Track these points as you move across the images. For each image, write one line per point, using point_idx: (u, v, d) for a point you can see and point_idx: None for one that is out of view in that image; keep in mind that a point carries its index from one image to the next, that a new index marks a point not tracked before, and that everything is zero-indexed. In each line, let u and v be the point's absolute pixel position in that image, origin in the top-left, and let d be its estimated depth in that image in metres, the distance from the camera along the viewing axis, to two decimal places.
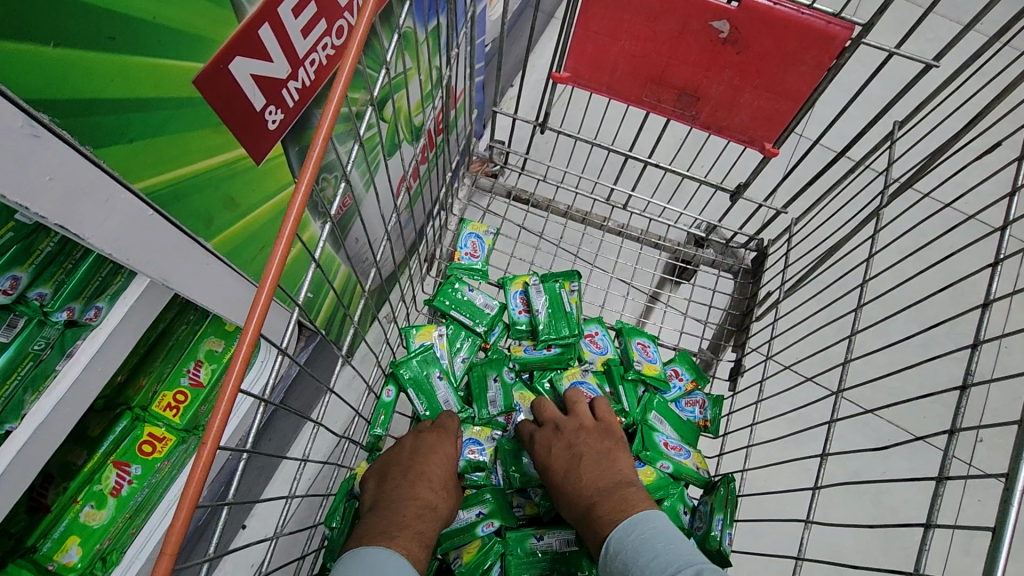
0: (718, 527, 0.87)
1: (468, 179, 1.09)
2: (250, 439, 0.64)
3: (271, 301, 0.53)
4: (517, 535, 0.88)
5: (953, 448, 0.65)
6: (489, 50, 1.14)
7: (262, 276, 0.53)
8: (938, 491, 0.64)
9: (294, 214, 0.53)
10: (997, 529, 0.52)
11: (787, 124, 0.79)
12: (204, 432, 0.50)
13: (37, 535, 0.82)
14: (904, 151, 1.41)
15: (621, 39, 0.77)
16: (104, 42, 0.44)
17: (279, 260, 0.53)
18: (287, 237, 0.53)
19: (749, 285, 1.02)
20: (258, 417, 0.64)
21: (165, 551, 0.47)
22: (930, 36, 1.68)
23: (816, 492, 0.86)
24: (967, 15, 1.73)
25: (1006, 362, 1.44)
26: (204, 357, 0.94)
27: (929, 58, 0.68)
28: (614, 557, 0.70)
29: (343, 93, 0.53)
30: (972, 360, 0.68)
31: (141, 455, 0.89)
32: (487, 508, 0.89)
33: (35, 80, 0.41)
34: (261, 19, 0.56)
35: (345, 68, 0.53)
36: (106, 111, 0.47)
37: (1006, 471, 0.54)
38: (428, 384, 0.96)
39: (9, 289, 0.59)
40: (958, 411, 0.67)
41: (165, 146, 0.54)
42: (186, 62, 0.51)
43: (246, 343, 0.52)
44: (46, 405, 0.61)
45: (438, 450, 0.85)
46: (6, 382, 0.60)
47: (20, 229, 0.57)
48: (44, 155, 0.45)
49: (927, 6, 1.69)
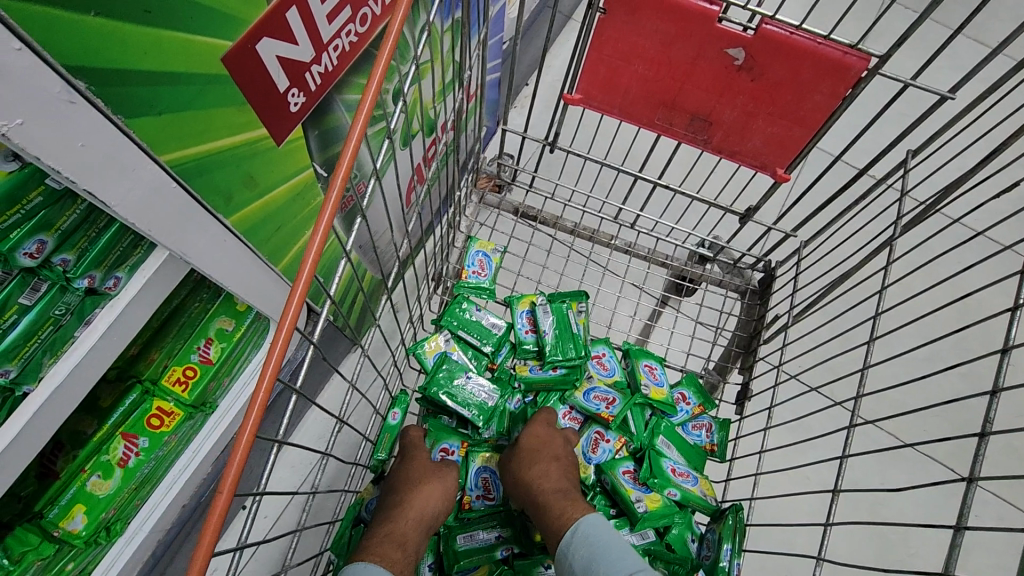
0: (727, 557, 0.81)
1: (475, 196, 1.08)
2: (265, 476, 0.60)
3: (305, 299, 0.55)
4: (527, 563, 0.85)
5: (973, 495, 0.58)
6: (506, 48, 1.19)
7: (298, 271, 0.55)
8: (956, 542, 0.57)
9: (330, 208, 0.56)
10: None
11: (799, 151, 0.80)
12: (234, 441, 0.51)
13: (44, 502, 0.84)
14: (927, 176, 1.39)
15: (634, 62, 0.78)
16: (141, 15, 0.48)
17: (314, 253, 0.56)
18: (325, 224, 0.56)
19: (756, 306, 1.01)
20: (271, 457, 0.61)
21: (195, 558, 0.47)
22: (957, 58, 1.66)
23: (828, 522, 0.74)
24: (994, 38, 1.71)
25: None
26: (214, 335, 0.97)
27: (945, 90, 0.68)
28: (577, 553, 0.71)
29: (378, 88, 0.57)
30: (991, 407, 0.62)
31: (149, 428, 0.92)
32: (506, 531, 0.88)
33: (76, 46, 0.45)
34: (289, 3, 0.60)
35: (379, 64, 0.58)
36: (134, 83, 0.50)
37: None
38: (460, 390, 0.94)
39: (34, 252, 0.58)
40: (977, 459, 0.60)
41: (190, 120, 0.58)
42: (216, 40, 0.56)
43: (285, 331, 0.54)
44: (61, 371, 0.64)
45: (411, 450, 0.85)
46: (27, 345, 0.62)
47: (49, 193, 0.56)
48: (80, 122, 0.47)
49: (954, 27, 1.69)
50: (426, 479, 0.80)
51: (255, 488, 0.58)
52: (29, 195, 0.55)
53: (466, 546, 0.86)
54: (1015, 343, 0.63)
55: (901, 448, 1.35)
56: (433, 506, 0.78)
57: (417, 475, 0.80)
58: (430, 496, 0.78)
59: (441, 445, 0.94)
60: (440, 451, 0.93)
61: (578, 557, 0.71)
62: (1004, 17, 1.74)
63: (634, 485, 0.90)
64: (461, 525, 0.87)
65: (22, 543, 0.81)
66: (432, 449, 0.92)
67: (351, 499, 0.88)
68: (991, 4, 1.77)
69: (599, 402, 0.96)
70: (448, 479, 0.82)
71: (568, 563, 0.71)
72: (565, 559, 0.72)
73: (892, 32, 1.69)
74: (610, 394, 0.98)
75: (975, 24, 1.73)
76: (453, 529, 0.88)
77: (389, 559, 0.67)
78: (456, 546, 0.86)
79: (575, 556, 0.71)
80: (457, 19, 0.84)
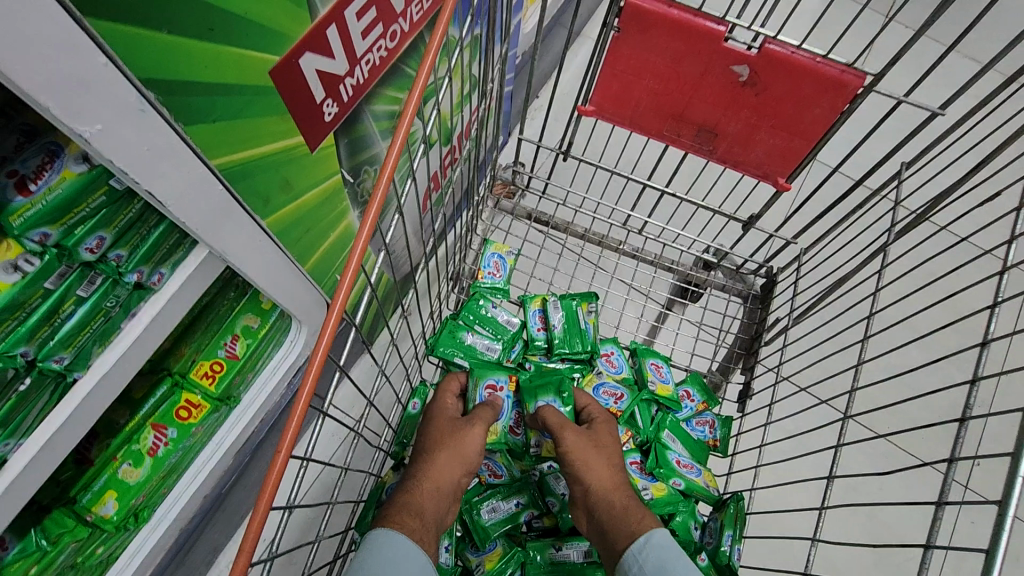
0: (729, 543, 0.85)
1: (490, 201, 1.13)
2: (309, 446, 0.69)
3: (348, 301, 0.63)
4: (537, 543, 0.90)
5: (953, 474, 0.62)
6: (521, 61, 1.26)
7: (342, 275, 0.63)
8: (937, 515, 0.61)
9: (372, 216, 0.63)
10: (989, 551, 0.53)
11: (799, 162, 0.85)
12: (279, 441, 0.58)
13: (78, 487, 0.89)
14: (918, 187, 1.45)
15: (645, 78, 0.83)
16: (206, 33, 0.53)
17: (357, 258, 0.63)
18: (366, 236, 0.63)
19: (758, 310, 1.05)
20: (316, 430, 0.70)
21: (244, 545, 0.53)
22: (949, 72, 1.72)
23: (823, 507, 0.76)
24: (986, 54, 1.77)
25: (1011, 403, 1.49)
26: (241, 332, 1.01)
27: (935, 106, 0.72)
28: (648, 556, 0.70)
29: (417, 106, 0.65)
30: (971, 397, 0.65)
31: (177, 419, 0.97)
32: (524, 499, 0.94)
33: (148, 60, 0.50)
34: (329, 21, 0.67)
35: (418, 84, 0.66)
36: (196, 94, 0.56)
37: (1000, 496, 0.55)
38: (464, 343, 0.99)
39: (94, 249, 0.62)
40: (957, 441, 0.64)
41: (238, 128, 0.63)
42: (266, 55, 0.61)
43: (328, 332, 0.62)
44: (108, 360, 0.69)
45: (431, 417, 0.88)
46: (80, 336, 0.65)
47: (112, 193, 0.61)
48: (147, 128, 0.52)
49: (948, 44, 1.74)
50: (442, 448, 0.81)
51: (302, 456, 0.67)
52: (92, 196, 0.59)
53: (490, 519, 0.91)
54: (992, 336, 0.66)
55: (876, 438, 1.42)
56: (448, 474, 0.79)
57: (434, 445, 0.82)
58: (447, 465, 0.79)
59: (486, 382, 0.95)
60: (485, 388, 0.95)
61: (650, 559, 0.70)
62: (1000, 37, 1.81)
63: (640, 475, 0.95)
64: (483, 500, 0.92)
65: (59, 526, 0.85)
66: (477, 387, 0.94)
67: (375, 483, 0.92)
68: (984, 21, 1.83)
69: (607, 398, 1.01)
70: (466, 443, 0.83)
71: (636, 564, 0.70)
72: (633, 560, 0.71)
73: (886, 48, 1.75)
74: (619, 392, 1.03)
75: (969, 41, 1.79)
76: (475, 502, 0.91)
77: (407, 525, 0.69)
78: (483, 522, 0.90)
79: (647, 556, 0.70)
80: (478, 35, 0.89)
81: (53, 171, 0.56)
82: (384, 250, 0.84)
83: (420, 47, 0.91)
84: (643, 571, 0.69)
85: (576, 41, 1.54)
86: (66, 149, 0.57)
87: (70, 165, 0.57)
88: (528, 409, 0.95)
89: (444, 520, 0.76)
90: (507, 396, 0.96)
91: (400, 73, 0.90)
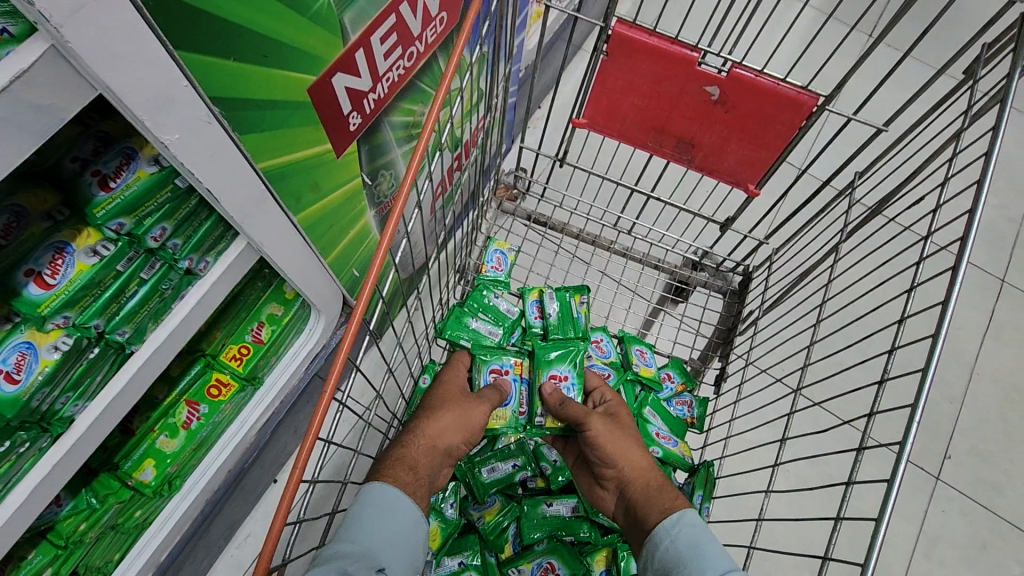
0: (698, 501, 0.99)
1: (494, 203, 1.24)
2: (346, 389, 0.85)
3: (379, 275, 0.74)
4: (532, 500, 1.03)
5: (870, 429, 0.70)
6: (524, 75, 1.37)
7: (374, 253, 0.74)
8: (856, 458, 0.69)
9: (399, 207, 0.75)
10: (890, 481, 0.63)
11: (766, 170, 0.96)
12: (325, 380, 0.67)
13: (121, 455, 0.99)
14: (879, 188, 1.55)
15: (631, 95, 0.94)
16: (260, 58, 0.65)
17: (386, 242, 0.74)
18: (394, 224, 0.75)
19: (735, 304, 1.15)
20: (351, 379, 0.87)
21: (297, 462, 0.62)
22: (908, 79, 1.83)
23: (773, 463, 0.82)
24: (939, 59, 1.88)
25: (973, 395, 1.59)
26: (266, 319, 1.12)
27: (880, 125, 0.87)
28: (680, 532, 0.71)
29: (437, 119, 0.77)
30: (889, 362, 0.71)
31: (209, 396, 1.07)
32: (520, 460, 1.04)
33: (216, 81, 0.61)
34: (357, 47, 0.78)
35: (436, 102, 0.78)
36: (249, 108, 0.67)
37: (900, 440, 0.65)
38: (468, 328, 1.09)
39: (158, 237, 0.73)
40: (876, 399, 0.70)
41: (280, 136, 0.74)
42: (305, 75, 0.72)
43: (354, 321, 0.71)
44: (159, 336, 0.76)
45: (441, 383, 0.98)
46: (138, 315, 0.76)
47: (176, 190, 0.73)
48: (212, 138, 0.63)
49: (904, 50, 1.86)
50: (447, 411, 0.90)
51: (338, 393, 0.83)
52: (160, 193, 0.71)
53: (490, 477, 1.02)
54: (910, 314, 0.70)
55: (831, 420, 1.34)
56: (446, 436, 0.87)
57: (439, 409, 0.91)
58: (444, 429, 0.88)
59: (492, 366, 1.06)
60: (489, 372, 1.06)
61: (681, 537, 0.70)
62: (957, 44, 1.91)
63: None
64: (484, 460, 1.03)
65: (105, 487, 0.96)
66: (483, 371, 1.05)
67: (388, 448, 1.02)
68: (939, 24, 1.93)
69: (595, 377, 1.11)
70: (471, 413, 0.92)
71: (669, 538, 0.71)
72: (665, 534, 0.72)
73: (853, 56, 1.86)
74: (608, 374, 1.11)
75: (923, 46, 1.89)
76: (477, 462, 1.02)
77: (400, 477, 0.76)
78: (483, 479, 1.01)
79: (678, 534, 0.71)
80: (484, 54, 1.01)
81: (130, 171, 0.69)
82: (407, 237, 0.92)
83: (434, 65, 1.02)
84: (674, 547, 0.69)
85: (575, 56, 1.66)
86: (141, 152, 0.70)
87: (144, 166, 0.70)
88: (538, 376, 1.05)
89: (436, 477, 0.83)
90: (513, 378, 1.06)
91: (416, 88, 1.01)
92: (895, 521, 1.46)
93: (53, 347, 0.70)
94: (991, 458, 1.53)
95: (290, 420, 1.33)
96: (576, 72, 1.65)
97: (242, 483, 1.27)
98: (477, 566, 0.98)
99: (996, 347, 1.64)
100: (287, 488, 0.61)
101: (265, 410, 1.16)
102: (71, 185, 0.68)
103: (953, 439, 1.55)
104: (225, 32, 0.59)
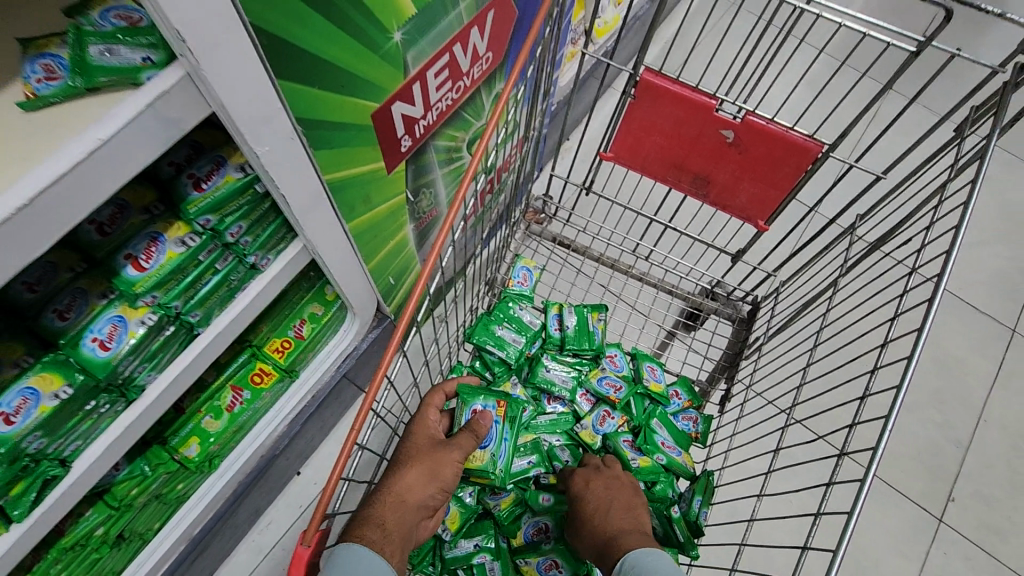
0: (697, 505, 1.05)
1: (523, 224, 1.35)
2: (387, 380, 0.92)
3: (429, 276, 0.82)
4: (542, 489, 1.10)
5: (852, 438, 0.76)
6: (557, 108, 1.49)
7: (426, 256, 0.83)
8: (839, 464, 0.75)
9: (449, 218, 0.86)
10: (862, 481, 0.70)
11: (775, 208, 1.04)
12: (376, 364, 0.75)
13: (170, 431, 1.08)
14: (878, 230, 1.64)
15: (654, 135, 1.04)
16: (339, 87, 0.76)
17: (437, 247, 0.84)
18: (444, 233, 0.85)
19: (743, 331, 1.23)
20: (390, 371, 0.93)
21: (353, 427, 0.70)
22: (916, 125, 1.91)
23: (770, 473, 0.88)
24: (944, 106, 1.96)
25: (978, 440, 1.62)
26: (307, 317, 1.22)
27: (879, 171, 0.95)
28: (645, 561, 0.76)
29: (485, 149, 0.87)
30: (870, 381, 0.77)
31: (252, 383, 1.16)
32: (534, 457, 1.11)
33: (303, 105, 0.73)
34: (415, 80, 0.90)
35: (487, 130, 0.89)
36: (325, 129, 0.79)
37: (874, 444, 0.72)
38: (494, 334, 1.17)
39: (234, 234, 0.84)
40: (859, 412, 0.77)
41: (346, 153, 0.85)
42: (372, 102, 0.84)
43: (401, 325, 0.79)
44: (223, 322, 0.87)
45: (411, 433, 0.94)
46: (209, 301, 0.86)
47: (254, 196, 0.84)
48: (293, 151, 0.75)
49: (911, 97, 1.94)
50: (416, 463, 0.87)
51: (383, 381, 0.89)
52: (242, 195, 0.82)
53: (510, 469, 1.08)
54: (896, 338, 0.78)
55: (815, 440, 1.41)
56: (415, 490, 0.84)
57: (408, 460, 0.88)
58: (411, 485, 0.84)
59: (475, 405, 1.03)
60: (471, 410, 1.03)
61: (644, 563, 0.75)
62: (962, 93, 2.00)
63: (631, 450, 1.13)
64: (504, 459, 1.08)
65: (156, 458, 1.06)
66: (466, 409, 1.02)
67: None
68: (944, 74, 2.02)
69: (608, 388, 1.18)
70: (440, 464, 0.88)
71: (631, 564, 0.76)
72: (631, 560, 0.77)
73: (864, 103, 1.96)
74: (619, 385, 1.19)
75: (931, 94, 1.98)
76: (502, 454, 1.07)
77: (366, 538, 0.74)
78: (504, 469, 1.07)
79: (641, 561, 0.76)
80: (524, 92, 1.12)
81: (219, 176, 0.81)
82: (451, 245, 0.99)
83: (477, 98, 1.14)
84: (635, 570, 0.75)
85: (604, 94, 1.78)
86: (229, 160, 0.82)
87: (231, 172, 0.81)
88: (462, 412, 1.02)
89: (413, 531, 0.81)
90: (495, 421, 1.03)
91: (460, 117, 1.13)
92: (894, 558, 1.49)
93: (140, 322, 0.80)
94: (995, 504, 1.55)
95: (320, 415, 1.42)
96: (606, 109, 1.77)
97: (270, 470, 1.36)
98: (491, 549, 1.04)
99: (1003, 394, 1.68)
100: (342, 448, 0.68)
101: (300, 397, 1.26)
102: (169, 184, 0.80)
103: (957, 482, 1.57)
104: (315, 65, 0.71)
